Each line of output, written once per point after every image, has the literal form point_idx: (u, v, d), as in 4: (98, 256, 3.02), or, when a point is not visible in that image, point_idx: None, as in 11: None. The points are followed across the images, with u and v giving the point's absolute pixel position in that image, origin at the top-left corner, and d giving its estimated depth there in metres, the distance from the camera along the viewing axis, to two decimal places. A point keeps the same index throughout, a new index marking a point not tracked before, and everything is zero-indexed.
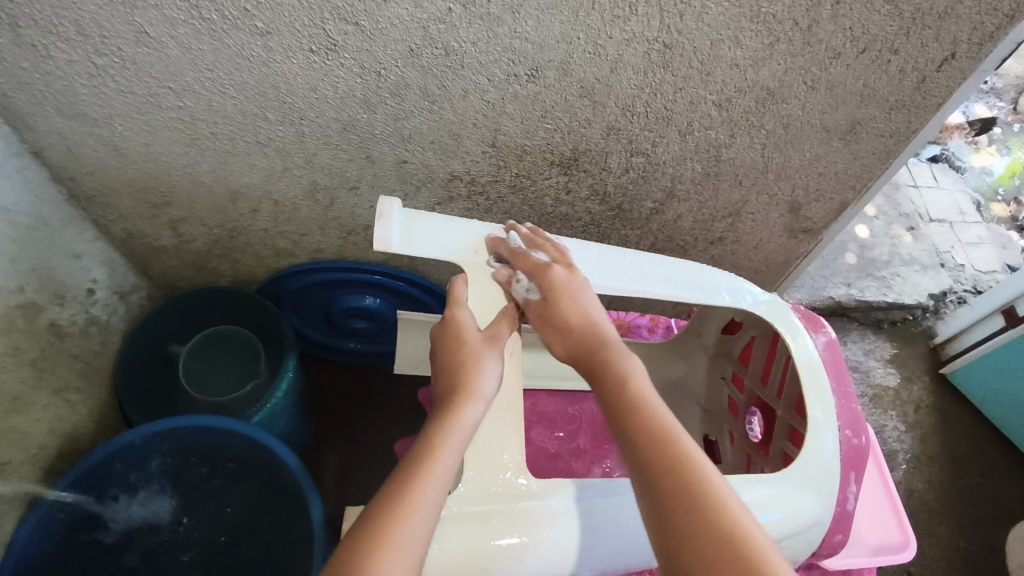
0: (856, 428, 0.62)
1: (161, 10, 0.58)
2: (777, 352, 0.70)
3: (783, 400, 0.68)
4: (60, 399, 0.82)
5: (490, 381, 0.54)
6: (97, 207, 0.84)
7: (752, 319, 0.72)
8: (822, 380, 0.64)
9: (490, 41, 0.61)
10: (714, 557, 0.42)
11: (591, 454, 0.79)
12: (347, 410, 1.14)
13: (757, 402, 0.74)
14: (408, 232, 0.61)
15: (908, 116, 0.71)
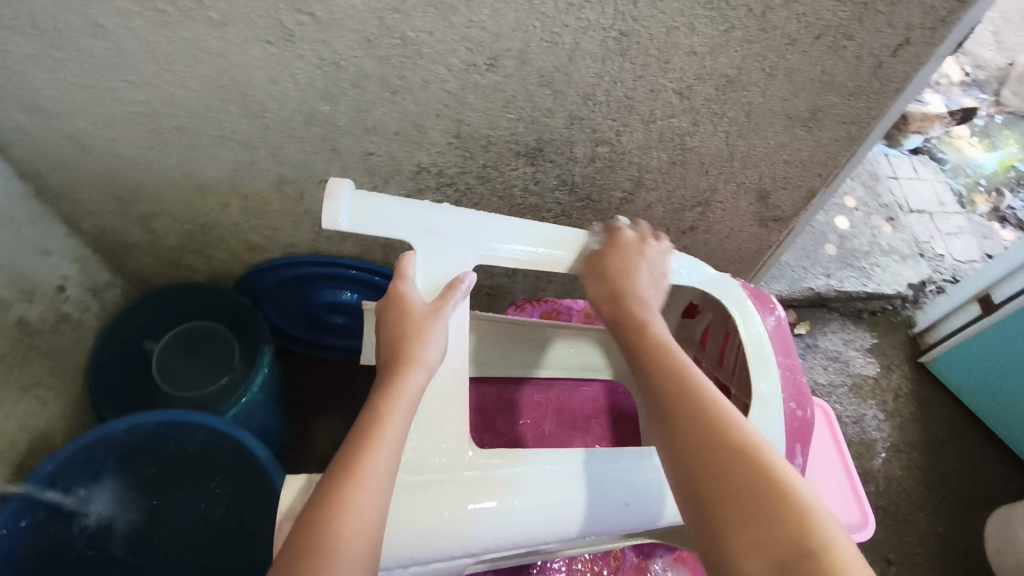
0: (801, 402, 0.61)
1: (114, 3, 0.58)
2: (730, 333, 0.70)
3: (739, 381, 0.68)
4: (31, 395, 0.82)
5: (434, 352, 0.56)
6: (65, 204, 0.84)
7: (710, 302, 0.73)
8: (768, 355, 0.64)
9: (447, 31, 0.62)
10: (721, 475, 0.44)
11: (557, 440, 0.79)
12: (323, 403, 1.14)
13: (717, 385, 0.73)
14: (357, 211, 0.61)
15: (868, 102, 0.71)
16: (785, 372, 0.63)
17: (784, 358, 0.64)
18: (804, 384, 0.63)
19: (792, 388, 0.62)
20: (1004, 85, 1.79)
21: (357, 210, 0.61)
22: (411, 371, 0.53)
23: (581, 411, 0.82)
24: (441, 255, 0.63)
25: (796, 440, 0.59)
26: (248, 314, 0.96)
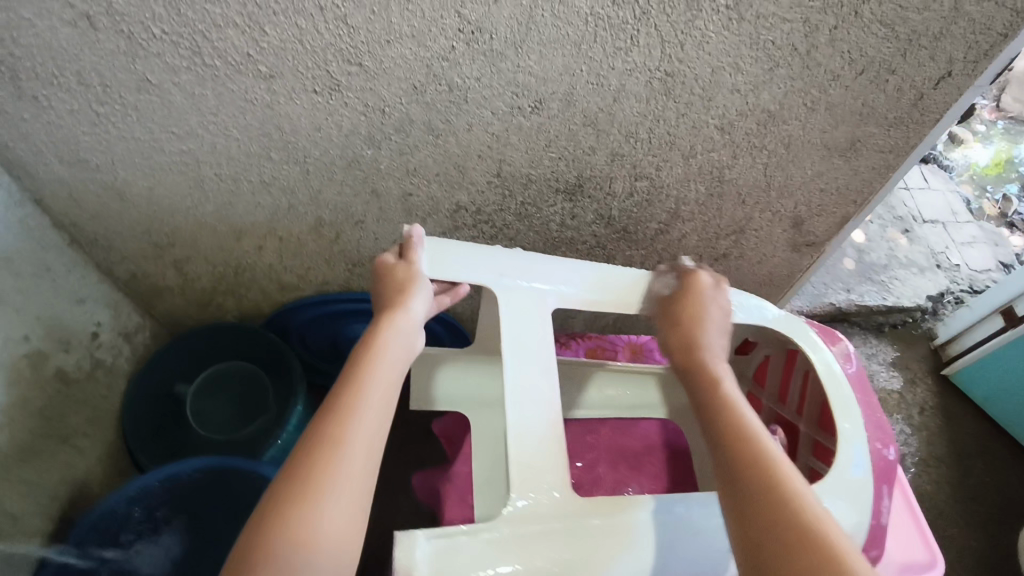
0: (886, 442, 0.59)
1: (163, 58, 0.58)
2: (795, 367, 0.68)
3: (805, 416, 0.66)
4: (69, 446, 0.80)
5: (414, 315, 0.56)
6: (100, 250, 0.83)
7: (769, 335, 0.71)
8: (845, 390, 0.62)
9: (494, 76, 0.62)
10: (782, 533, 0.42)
11: (609, 480, 0.78)
12: None
13: (779, 421, 0.71)
14: (436, 257, 0.62)
15: (906, 132, 0.71)
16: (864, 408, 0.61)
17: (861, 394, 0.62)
18: (884, 421, 0.61)
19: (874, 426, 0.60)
20: (1005, 91, 1.81)
21: (434, 257, 0.62)
22: (391, 337, 0.54)
23: (635, 450, 0.81)
24: (513, 301, 0.62)
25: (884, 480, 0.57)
26: (282, 353, 0.96)
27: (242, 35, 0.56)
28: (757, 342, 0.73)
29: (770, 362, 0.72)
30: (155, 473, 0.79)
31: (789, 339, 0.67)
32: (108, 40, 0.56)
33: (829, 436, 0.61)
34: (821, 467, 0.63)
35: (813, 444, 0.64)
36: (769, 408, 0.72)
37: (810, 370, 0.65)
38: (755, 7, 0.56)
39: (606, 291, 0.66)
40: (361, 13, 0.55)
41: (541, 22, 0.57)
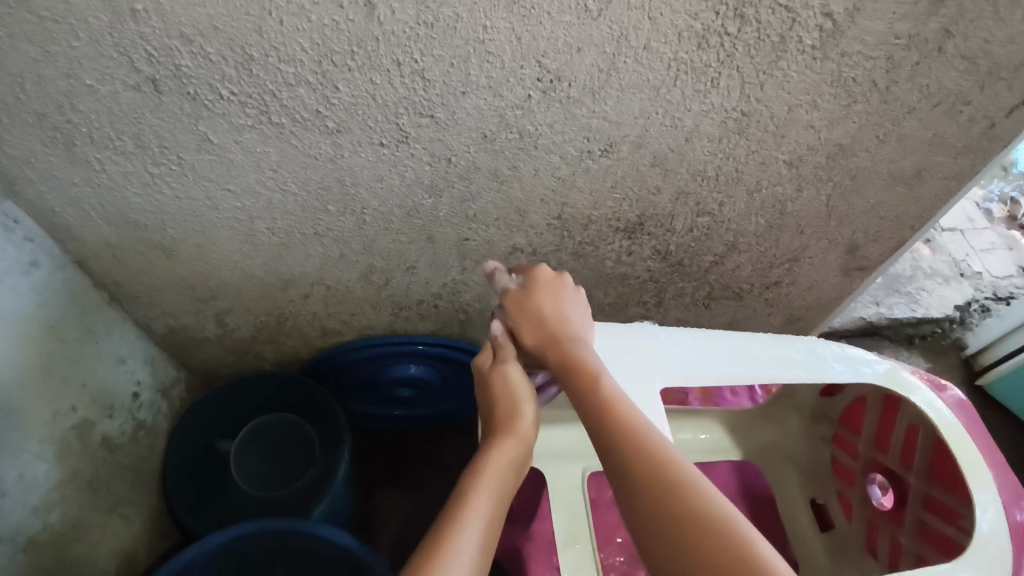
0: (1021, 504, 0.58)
1: (227, 119, 0.56)
2: (897, 417, 0.68)
3: (912, 468, 0.66)
4: (116, 515, 0.77)
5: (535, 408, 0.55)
6: (140, 307, 0.80)
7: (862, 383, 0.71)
8: (969, 447, 0.61)
9: (567, 122, 0.60)
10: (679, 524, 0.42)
11: None
12: (405, 463, 1.10)
13: (877, 468, 0.72)
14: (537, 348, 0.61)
15: (973, 159, 0.70)
16: (995, 470, 0.60)
17: (987, 452, 0.61)
18: (1017, 482, 0.59)
19: (1008, 489, 0.59)
20: None
21: None
22: (513, 437, 0.52)
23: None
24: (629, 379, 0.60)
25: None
26: (324, 402, 0.92)
27: (313, 92, 0.54)
28: (847, 387, 0.74)
29: (863, 406, 0.72)
30: (218, 535, 0.76)
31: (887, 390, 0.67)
32: (172, 103, 0.53)
33: (954, 492, 0.61)
34: (938, 524, 0.63)
35: (923, 497, 0.65)
36: (865, 455, 0.73)
37: (920, 424, 0.65)
38: (841, 46, 0.55)
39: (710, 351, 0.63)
40: (439, 66, 0.53)
41: (623, 68, 0.55)
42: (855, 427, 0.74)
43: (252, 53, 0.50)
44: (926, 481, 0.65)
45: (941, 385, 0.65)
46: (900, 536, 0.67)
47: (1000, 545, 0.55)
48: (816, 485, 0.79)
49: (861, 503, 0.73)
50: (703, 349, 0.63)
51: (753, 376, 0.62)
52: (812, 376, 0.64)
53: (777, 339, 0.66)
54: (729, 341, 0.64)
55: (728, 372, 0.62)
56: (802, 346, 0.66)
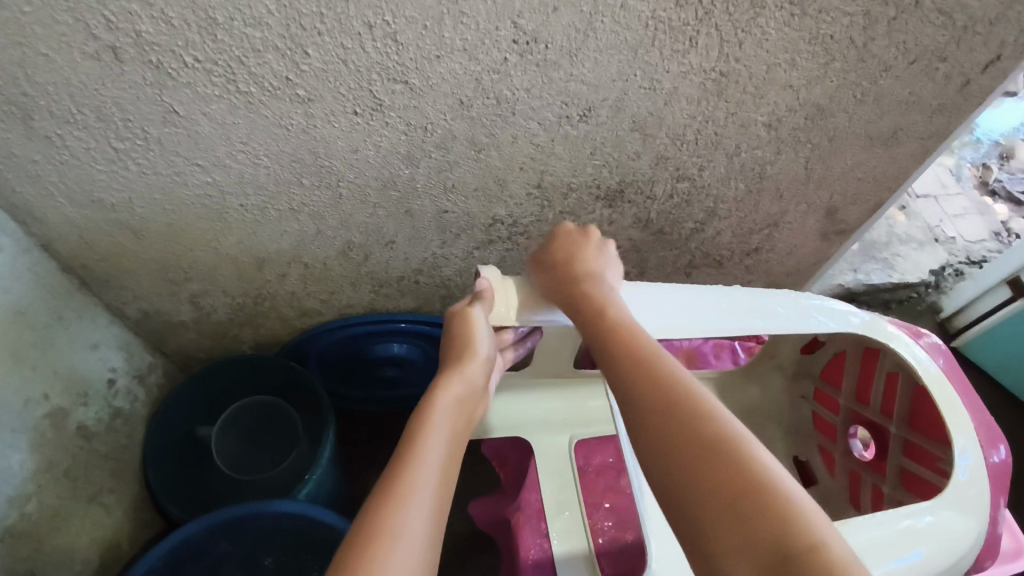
0: (996, 445, 0.60)
1: (193, 88, 0.54)
2: (877, 367, 0.69)
3: (892, 416, 0.67)
4: (97, 504, 0.76)
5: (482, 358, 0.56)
6: (112, 291, 0.77)
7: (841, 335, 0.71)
8: (948, 390, 0.62)
9: (544, 86, 0.59)
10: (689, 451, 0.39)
11: None
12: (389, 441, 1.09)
13: (857, 420, 0.73)
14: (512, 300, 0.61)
15: (948, 118, 0.71)
16: (971, 413, 0.62)
17: (964, 395, 0.63)
18: (992, 424, 0.62)
19: (985, 431, 0.61)
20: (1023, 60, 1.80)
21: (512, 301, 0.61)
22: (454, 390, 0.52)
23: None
24: None
25: (997, 489, 0.59)
26: (307, 379, 0.90)
27: (281, 59, 0.52)
28: (828, 341, 0.74)
29: (843, 360, 0.73)
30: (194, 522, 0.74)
31: (865, 337, 0.67)
32: (134, 72, 0.51)
33: (935, 438, 0.62)
34: (919, 470, 0.64)
35: (904, 444, 0.66)
36: (846, 408, 0.73)
37: (897, 371, 0.66)
38: (818, 2, 0.54)
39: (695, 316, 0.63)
40: (412, 28, 0.51)
41: (600, 28, 0.54)
42: (835, 381, 0.75)
43: (216, 17, 0.48)
44: (906, 429, 0.66)
45: (918, 332, 0.67)
46: (881, 484, 0.68)
47: (978, 487, 0.58)
48: (799, 443, 0.80)
49: (842, 455, 0.74)
50: (689, 303, 0.63)
51: (737, 327, 0.63)
52: (795, 326, 0.64)
53: (760, 292, 0.66)
54: (715, 297, 0.64)
55: (714, 326, 0.62)
56: (784, 299, 0.66)
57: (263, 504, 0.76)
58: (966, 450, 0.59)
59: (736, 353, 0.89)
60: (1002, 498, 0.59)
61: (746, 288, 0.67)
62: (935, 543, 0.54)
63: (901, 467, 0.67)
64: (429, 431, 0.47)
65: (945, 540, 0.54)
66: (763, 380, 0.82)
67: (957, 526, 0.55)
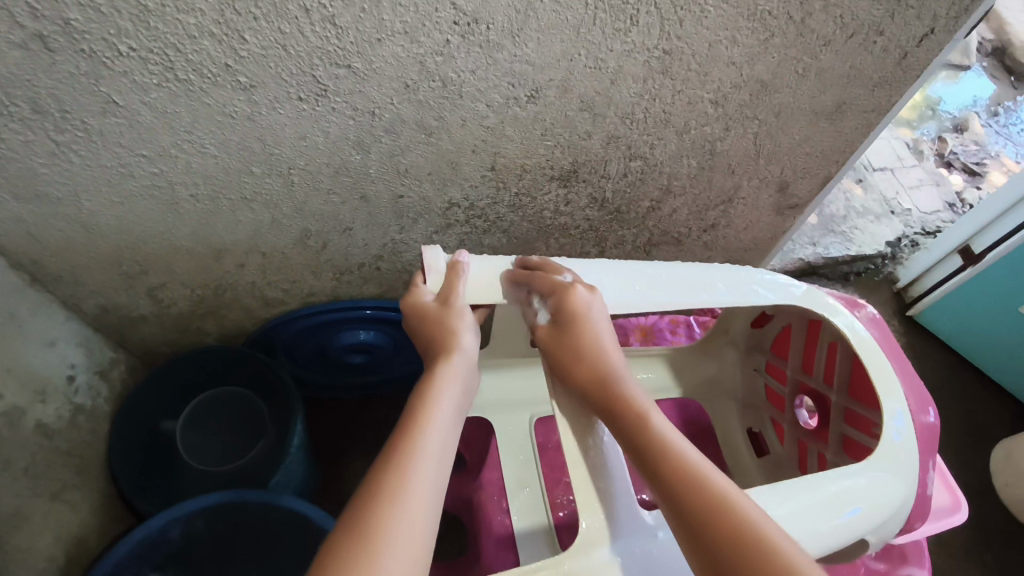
0: (926, 408, 0.63)
1: (131, 77, 0.53)
2: (819, 339, 0.71)
3: (834, 386, 0.70)
4: (60, 501, 0.75)
5: (471, 340, 0.54)
6: (65, 288, 0.76)
7: (787, 308, 0.73)
8: (880, 359, 0.65)
9: (489, 68, 0.59)
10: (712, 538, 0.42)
11: None
12: (358, 429, 1.09)
13: (804, 390, 0.74)
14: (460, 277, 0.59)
15: (890, 90, 0.73)
16: (902, 378, 0.64)
17: (896, 364, 0.65)
18: (921, 388, 0.64)
19: (915, 396, 0.63)
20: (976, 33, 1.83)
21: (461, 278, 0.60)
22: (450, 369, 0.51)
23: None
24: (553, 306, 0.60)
25: (927, 448, 0.61)
26: (269, 371, 0.91)
27: (219, 45, 0.52)
28: (775, 315, 0.76)
29: (789, 332, 0.75)
30: (160, 517, 0.73)
31: (806, 309, 0.69)
32: (67, 62, 0.50)
33: (870, 404, 0.65)
34: (859, 437, 0.66)
35: (844, 412, 0.68)
36: (793, 379, 0.75)
37: (837, 341, 0.68)
38: None
39: (647, 290, 0.64)
40: (350, 12, 0.51)
41: (540, 8, 0.54)
42: (784, 354, 0.76)
43: (147, 3, 0.47)
44: (846, 397, 0.68)
45: (856, 303, 0.69)
46: (825, 452, 0.71)
47: (909, 448, 0.60)
48: (753, 414, 0.82)
49: (791, 426, 0.76)
50: (632, 279, 0.64)
51: (682, 301, 0.64)
52: (740, 301, 0.67)
53: (703, 269, 0.68)
54: (663, 273, 0.66)
55: (660, 300, 0.64)
56: (727, 274, 0.68)
57: (281, 497, 0.77)
58: (898, 412, 0.62)
59: (692, 328, 0.91)
60: (931, 458, 0.62)
61: (690, 265, 0.69)
62: (870, 500, 0.56)
63: (843, 435, 0.69)
64: (427, 418, 0.47)
65: (882, 499, 0.57)
66: (718, 354, 0.84)
67: (889, 487, 0.58)
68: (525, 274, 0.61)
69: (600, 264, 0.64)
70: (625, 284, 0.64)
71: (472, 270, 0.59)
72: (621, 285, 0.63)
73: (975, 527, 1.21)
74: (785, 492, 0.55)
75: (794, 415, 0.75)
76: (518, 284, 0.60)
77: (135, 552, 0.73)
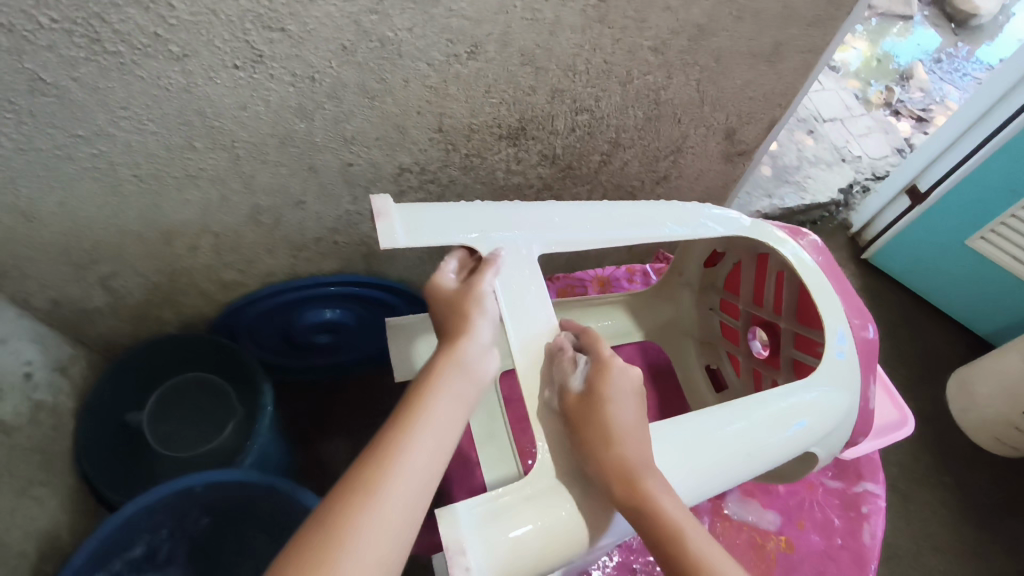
0: (865, 324, 0.66)
1: (56, 52, 0.51)
2: (768, 270, 0.73)
3: (784, 313, 0.72)
4: (28, 496, 0.74)
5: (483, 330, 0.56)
6: (13, 282, 0.74)
7: (737, 244, 0.76)
8: (824, 281, 0.67)
9: (427, 25, 0.59)
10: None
11: None
12: (329, 407, 1.10)
13: (756, 322, 0.78)
14: (410, 223, 0.58)
15: (823, 30, 0.74)
16: (844, 299, 0.67)
17: (837, 284, 0.68)
18: (861, 306, 0.67)
19: (856, 314, 0.66)
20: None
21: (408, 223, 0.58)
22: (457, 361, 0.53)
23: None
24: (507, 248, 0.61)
25: (869, 362, 0.65)
26: (234, 352, 0.90)
27: (144, 13, 0.51)
28: (726, 252, 0.79)
29: (741, 268, 0.78)
30: (133, 503, 0.72)
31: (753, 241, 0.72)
32: None
33: (816, 327, 0.68)
34: (807, 358, 0.70)
35: (793, 337, 0.71)
36: (745, 312, 0.78)
37: (784, 269, 0.71)
38: None
39: (595, 229, 0.65)
40: None
41: None
42: (736, 289, 0.79)
43: None
44: (795, 322, 0.71)
45: (799, 232, 0.71)
46: (777, 378, 0.74)
47: (851, 361, 0.63)
48: (710, 351, 0.85)
49: (746, 357, 0.79)
50: (583, 217, 0.66)
51: (631, 236, 0.66)
52: (691, 233, 0.68)
53: (652, 205, 0.69)
54: (610, 212, 0.68)
55: (610, 235, 0.65)
56: (677, 210, 0.70)
57: (259, 474, 0.77)
58: (839, 329, 0.65)
59: (648, 277, 0.93)
60: (873, 371, 0.66)
61: (638, 203, 0.70)
62: (814, 414, 0.60)
63: (793, 360, 0.72)
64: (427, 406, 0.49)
65: (825, 414, 0.60)
66: (675, 296, 0.87)
67: (831, 401, 0.61)
68: (474, 220, 0.61)
69: (547, 209, 0.66)
70: (574, 225, 0.65)
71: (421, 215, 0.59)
72: (569, 227, 0.65)
73: (933, 454, 1.26)
74: (738, 411, 0.58)
75: (747, 345, 0.78)
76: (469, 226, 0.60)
77: (113, 539, 0.72)
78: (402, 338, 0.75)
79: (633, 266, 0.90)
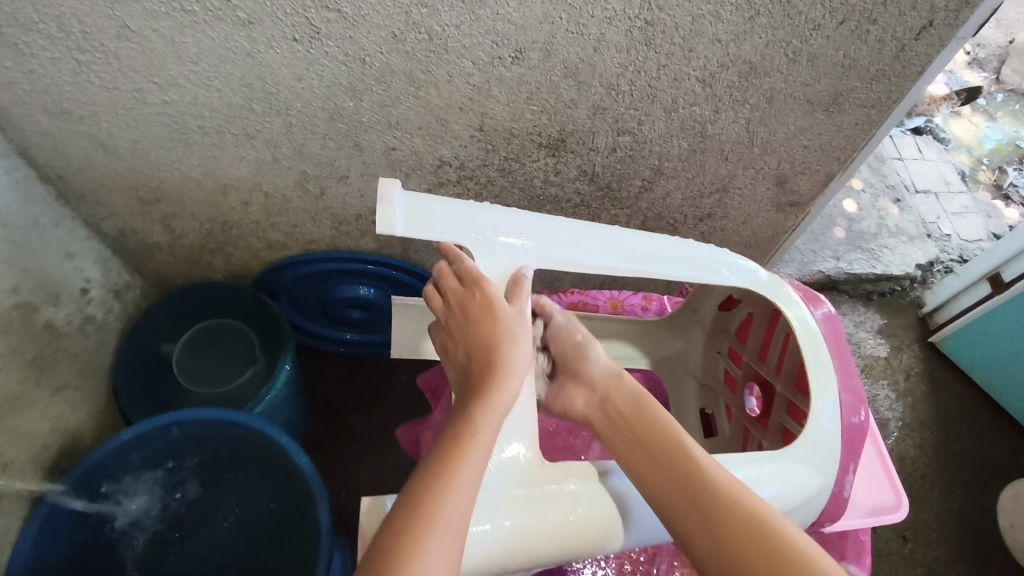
0: (857, 409, 0.63)
1: (142, 4, 0.58)
2: (776, 329, 0.71)
3: (783, 375, 0.70)
4: (60, 398, 0.82)
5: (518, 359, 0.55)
6: (87, 206, 0.83)
7: (752, 296, 0.74)
8: (823, 354, 0.65)
9: (473, 24, 0.62)
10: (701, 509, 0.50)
11: None
12: (348, 379, 1.14)
13: (756, 378, 0.75)
14: (409, 214, 0.57)
15: (888, 86, 0.72)
16: (842, 377, 0.65)
17: (839, 362, 0.66)
18: (860, 391, 0.65)
19: (849, 396, 0.64)
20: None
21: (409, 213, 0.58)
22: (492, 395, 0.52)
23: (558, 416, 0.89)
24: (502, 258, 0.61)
25: (853, 449, 0.62)
26: (267, 311, 0.96)
27: None
28: (741, 300, 0.77)
29: (752, 320, 0.76)
30: (141, 425, 0.78)
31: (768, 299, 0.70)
32: None
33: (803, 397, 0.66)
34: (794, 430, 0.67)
35: (787, 404, 0.69)
36: (748, 365, 0.76)
37: (790, 333, 0.68)
38: None
39: (600, 255, 0.65)
40: None
41: None
42: (744, 340, 0.77)
43: None
44: (790, 389, 0.69)
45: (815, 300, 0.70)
46: (762, 440, 0.72)
47: (831, 442, 0.61)
48: (709, 396, 0.83)
49: (739, 411, 0.77)
50: (591, 239, 0.65)
51: (635, 269, 0.66)
52: (702, 277, 0.68)
53: (668, 241, 0.69)
54: (622, 240, 0.67)
55: (612, 263, 0.65)
56: (692, 250, 0.70)
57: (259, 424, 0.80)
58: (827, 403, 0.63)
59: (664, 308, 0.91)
60: (855, 459, 0.62)
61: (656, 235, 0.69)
62: (786, 486, 0.57)
63: (782, 428, 0.70)
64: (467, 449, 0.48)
65: (800, 484, 0.58)
66: (685, 333, 0.85)
67: (806, 477, 0.59)
68: (478, 221, 0.61)
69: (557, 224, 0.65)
70: (579, 246, 0.65)
71: (423, 208, 0.58)
72: (574, 246, 0.64)
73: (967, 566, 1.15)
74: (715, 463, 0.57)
75: (742, 399, 0.77)
76: (474, 223, 0.61)
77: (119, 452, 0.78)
78: (409, 321, 0.78)
79: (648, 294, 0.89)
